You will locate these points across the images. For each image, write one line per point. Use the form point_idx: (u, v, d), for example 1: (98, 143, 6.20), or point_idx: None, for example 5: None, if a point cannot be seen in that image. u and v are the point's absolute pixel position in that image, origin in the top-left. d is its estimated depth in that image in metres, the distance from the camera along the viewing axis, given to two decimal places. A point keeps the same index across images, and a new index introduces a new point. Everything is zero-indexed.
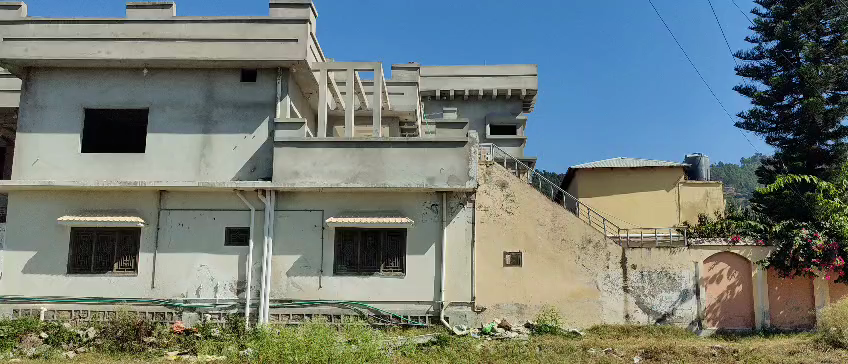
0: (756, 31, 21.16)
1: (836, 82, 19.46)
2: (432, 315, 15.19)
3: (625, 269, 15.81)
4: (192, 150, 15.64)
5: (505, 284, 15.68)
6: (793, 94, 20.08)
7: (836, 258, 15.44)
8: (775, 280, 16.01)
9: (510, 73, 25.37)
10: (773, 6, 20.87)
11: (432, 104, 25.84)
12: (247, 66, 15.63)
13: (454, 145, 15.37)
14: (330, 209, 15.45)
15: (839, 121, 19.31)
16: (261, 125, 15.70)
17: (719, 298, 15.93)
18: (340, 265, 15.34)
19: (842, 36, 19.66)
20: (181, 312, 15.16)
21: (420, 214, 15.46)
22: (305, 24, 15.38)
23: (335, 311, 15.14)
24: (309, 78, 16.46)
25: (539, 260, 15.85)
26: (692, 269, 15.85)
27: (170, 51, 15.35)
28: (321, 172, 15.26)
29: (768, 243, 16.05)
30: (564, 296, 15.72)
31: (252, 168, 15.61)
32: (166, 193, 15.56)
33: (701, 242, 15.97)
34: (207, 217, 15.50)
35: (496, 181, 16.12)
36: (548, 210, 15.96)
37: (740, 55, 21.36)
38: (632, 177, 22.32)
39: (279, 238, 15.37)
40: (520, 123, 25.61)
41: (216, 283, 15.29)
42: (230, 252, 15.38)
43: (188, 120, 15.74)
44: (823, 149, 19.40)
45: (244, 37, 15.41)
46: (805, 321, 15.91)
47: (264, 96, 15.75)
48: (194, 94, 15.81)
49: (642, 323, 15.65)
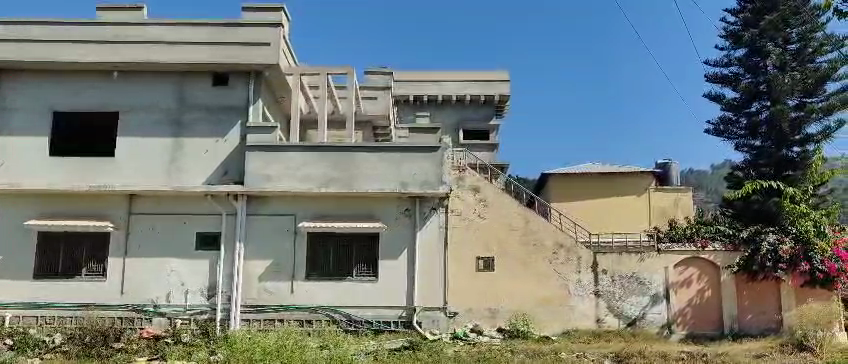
0: (724, 39, 21.47)
1: (802, 90, 19.79)
2: (404, 320, 15.16)
3: (596, 274, 15.94)
4: (164, 154, 15.49)
5: (477, 288, 15.73)
6: (761, 102, 20.39)
7: (802, 263, 15.81)
8: (742, 284, 16.19)
9: (483, 79, 25.51)
10: (741, 14, 21.24)
11: (404, 108, 25.83)
12: (219, 70, 15.53)
13: (426, 151, 15.42)
14: (303, 213, 15.37)
15: (804, 129, 19.73)
16: (232, 129, 15.59)
17: (689, 303, 16.09)
18: (312, 270, 15.27)
19: (807, 45, 19.98)
20: (151, 318, 15.00)
21: (393, 219, 15.42)
22: (278, 28, 15.32)
23: (307, 317, 15.06)
24: (282, 82, 16.38)
25: (511, 265, 15.91)
26: (662, 273, 16.10)
27: (142, 54, 15.20)
28: (293, 176, 15.21)
29: (737, 248, 16.25)
30: (536, 301, 15.79)
31: (224, 173, 15.51)
32: (137, 197, 15.38)
33: (670, 248, 16.20)
34: (178, 221, 15.35)
35: (469, 186, 16.19)
36: (520, 215, 16.04)
37: (710, 62, 21.62)
38: (604, 182, 22.52)
39: (251, 243, 15.26)
40: (492, 129, 25.71)
41: (187, 288, 15.13)
42: (201, 256, 15.24)
43: (160, 123, 15.60)
44: (790, 155, 19.70)
45: (217, 41, 15.31)
46: (771, 325, 16.08)
47: (237, 99, 15.65)
48: (165, 97, 15.66)
49: (613, 327, 15.77)
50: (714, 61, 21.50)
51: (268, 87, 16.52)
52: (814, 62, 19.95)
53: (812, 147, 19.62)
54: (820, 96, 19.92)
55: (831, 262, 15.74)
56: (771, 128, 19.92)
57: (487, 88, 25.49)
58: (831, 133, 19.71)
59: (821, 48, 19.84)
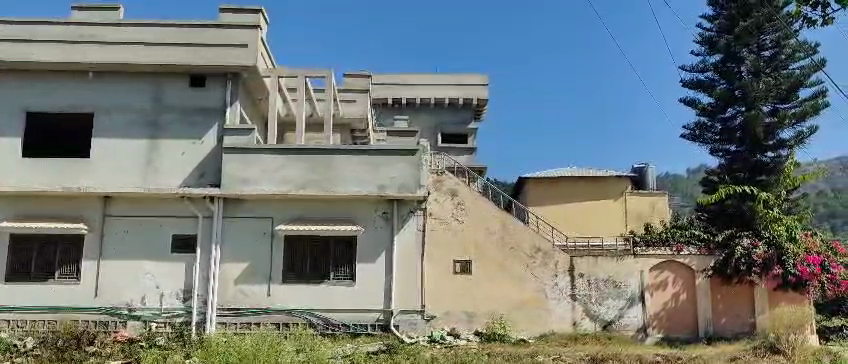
0: (700, 45, 21.72)
1: (776, 97, 20.16)
2: (381, 323, 15.15)
3: (572, 277, 16.02)
4: (140, 155, 15.35)
5: (454, 291, 15.77)
6: (736, 107, 20.56)
7: (775, 267, 16.02)
8: (717, 288, 16.40)
9: (461, 82, 25.57)
10: (716, 20, 21.48)
11: (382, 112, 25.72)
12: (195, 71, 15.42)
13: (404, 153, 15.42)
14: (280, 216, 15.30)
15: (778, 134, 20.02)
16: (209, 131, 15.48)
17: (664, 306, 16.25)
18: (289, 273, 15.21)
19: (781, 52, 20.32)
20: (126, 321, 14.87)
21: (371, 222, 15.40)
22: (255, 29, 15.28)
23: (284, 320, 15.00)
24: (260, 84, 16.31)
25: (488, 268, 15.95)
26: (638, 276, 16.20)
27: (116, 55, 15.07)
28: (270, 178, 15.15)
29: (711, 252, 16.43)
30: (513, 305, 15.83)
31: (200, 175, 15.39)
32: (112, 199, 15.24)
33: (646, 251, 16.34)
34: (154, 223, 15.22)
35: (447, 189, 16.22)
36: (498, 218, 16.09)
37: (685, 67, 21.82)
38: (581, 186, 22.66)
39: (227, 245, 15.17)
40: (470, 132, 25.75)
41: (162, 291, 15.00)
42: (176, 259, 15.12)
43: (135, 125, 15.46)
44: (764, 160, 19.90)
45: (193, 42, 15.23)
46: (745, 328, 16.28)
47: (214, 101, 15.55)
48: (141, 98, 15.52)
49: (589, 330, 15.87)
50: (690, 66, 21.71)
51: (245, 89, 16.43)
52: (788, 68, 20.33)
53: (785, 152, 19.91)
54: (793, 102, 20.24)
55: (803, 266, 15.93)
56: (746, 134, 20.12)
57: (465, 91, 25.54)
58: (803, 139, 20.02)
59: (794, 54, 20.22)
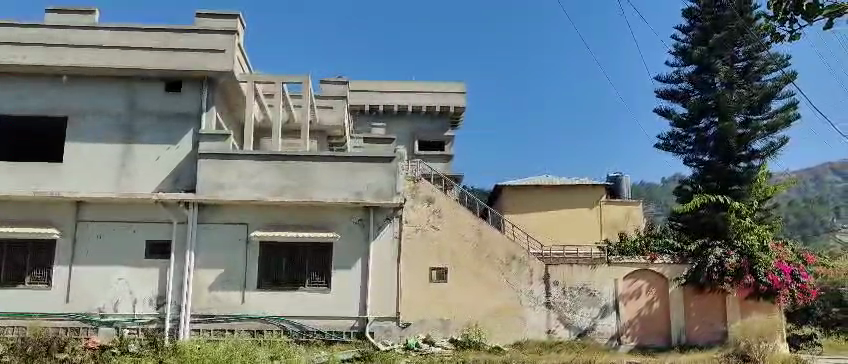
0: (675, 56, 22.03)
1: (748, 107, 20.40)
2: (357, 330, 15.12)
3: (548, 284, 16.11)
4: (114, 160, 15.21)
5: (431, 299, 15.77)
6: (709, 117, 20.84)
7: (747, 276, 16.28)
8: (690, 297, 16.56)
9: (439, 90, 25.65)
10: (691, 32, 21.88)
11: (360, 118, 25.73)
12: (171, 76, 15.32)
13: (380, 161, 15.44)
14: (255, 222, 15.24)
15: (750, 145, 20.28)
16: (184, 136, 15.39)
17: (637, 314, 16.39)
18: (264, 280, 15.14)
19: (753, 64, 20.60)
20: (98, 328, 14.71)
21: (347, 229, 15.38)
22: (232, 35, 15.24)
23: (258, 327, 14.92)
24: (236, 89, 16.25)
25: (464, 275, 15.99)
26: (611, 285, 16.35)
27: (91, 58, 14.93)
28: (246, 184, 15.08)
29: (685, 260, 16.66)
30: (489, 312, 15.88)
31: (175, 180, 15.29)
32: (86, 204, 15.08)
33: (621, 260, 16.48)
34: (127, 229, 15.08)
35: (424, 197, 16.24)
36: (474, 226, 16.13)
37: (660, 77, 22.06)
38: (557, 194, 22.78)
39: (202, 252, 15.06)
40: (447, 140, 25.83)
41: (135, 298, 14.86)
42: (150, 265, 14.99)
43: (110, 129, 15.32)
44: (736, 171, 20.02)
45: (169, 47, 15.15)
46: (717, 336, 16.47)
47: (189, 106, 15.46)
48: (115, 103, 15.38)
49: (564, 338, 15.95)
50: (665, 77, 21.97)
51: (222, 95, 16.35)
52: (760, 80, 20.60)
53: (757, 163, 20.22)
54: (765, 114, 20.51)
55: (774, 275, 16.24)
56: (719, 144, 20.28)
57: (442, 99, 25.62)
58: (775, 150, 20.30)
59: (766, 66, 20.51)
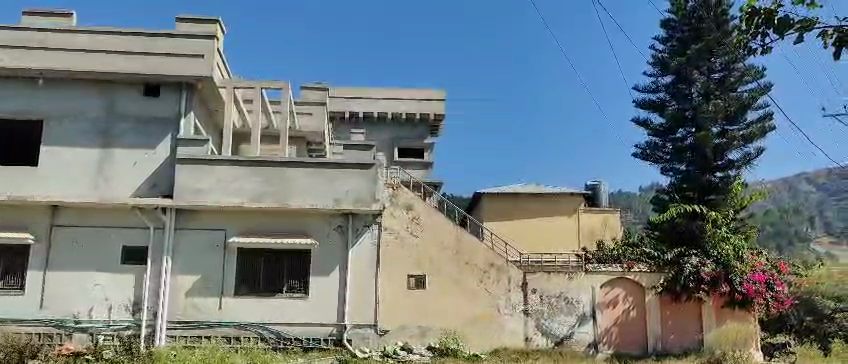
0: (653, 66, 22.34)
1: (725, 118, 20.62)
2: (334, 337, 15.07)
3: (526, 292, 16.17)
4: (90, 164, 15.07)
5: (408, 306, 15.75)
6: (687, 128, 21.13)
7: (722, 285, 16.48)
8: (666, 305, 16.73)
9: (419, 98, 25.73)
10: (669, 42, 22.25)
11: (340, 125, 25.69)
12: (149, 80, 15.23)
13: (360, 167, 15.42)
14: (233, 228, 15.16)
15: (727, 155, 20.56)
16: (162, 141, 15.30)
17: (615, 322, 16.50)
18: (241, 286, 15.06)
19: (730, 75, 20.81)
20: (71, 333, 14.53)
21: (326, 236, 15.36)
22: (212, 40, 15.19)
23: (235, 333, 14.83)
24: (215, 94, 16.18)
25: (442, 282, 15.99)
26: (589, 292, 16.44)
27: (68, 61, 14.81)
28: (224, 190, 14.99)
29: (661, 269, 16.82)
30: (468, 319, 15.89)
31: (152, 185, 15.18)
32: (61, 208, 14.94)
33: (598, 268, 16.60)
34: (103, 234, 14.96)
35: (402, 203, 16.23)
36: (453, 233, 16.17)
37: (638, 87, 22.28)
38: (536, 203, 22.90)
39: (179, 257, 14.97)
40: (427, 147, 25.89)
41: (111, 303, 14.72)
42: (126, 271, 14.87)
43: (86, 133, 15.18)
44: (713, 180, 20.30)
45: (148, 51, 15.05)
46: (693, 345, 16.63)
47: (168, 111, 15.39)
48: (93, 106, 15.25)
49: (541, 346, 15.99)
50: (643, 86, 22.18)
51: (200, 99, 16.26)
52: (737, 91, 20.80)
53: (733, 172, 20.43)
54: (741, 125, 20.76)
55: (749, 284, 16.42)
56: (696, 153, 20.46)
57: (422, 106, 25.67)
58: (751, 160, 20.57)
59: (742, 78, 20.75)
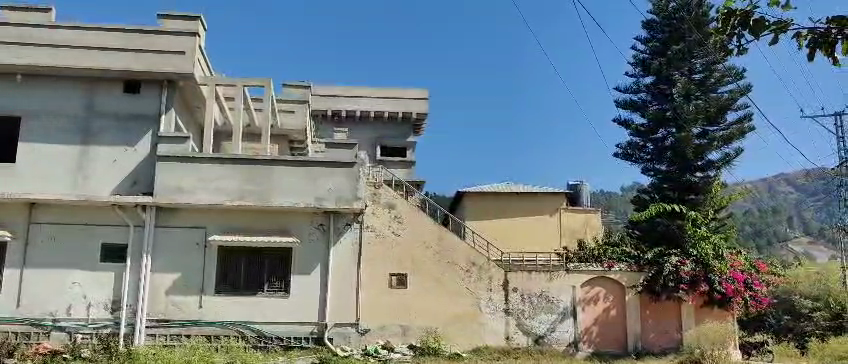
0: (634, 67, 22.44)
1: (705, 119, 20.88)
2: (315, 336, 15.03)
3: (507, 291, 16.21)
4: (69, 162, 14.93)
5: (390, 305, 15.75)
6: (667, 128, 21.22)
7: (702, 284, 16.57)
8: (646, 304, 16.86)
9: (402, 97, 25.73)
10: (650, 43, 22.27)
11: (322, 124, 25.59)
12: (130, 77, 15.10)
13: (342, 166, 15.39)
14: (214, 227, 15.09)
15: (707, 155, 20.64)
16: (142, 138, 15.18)
17: (595, 321, 16.58)
18: (221, 285, 14.98)
19: (710, 76, 21.18)
20: (49, 332, 14.39)
21: (307, 235, 15.32)
22: (194, 36, 15.09)
23: (215, 332, 14.75)
24: (196, 92, 16.08)
25: (424, 281, 16.01)
26: (570, 292, 16.51)
27: (48, 57, 14.62)
28: (206, 188, 14.90)
29: (641, 269, 16.91)
30: (449, 318, 15.91)
31: (132, 183, 15.07)
32: (39, 206, 14.79)
33: (579, 267, 16.67)
34: (82, 231, 14.83)
35: (384, 202, 16.24)
36: (435, 232, 16.18)
37: (619, 88, 22.42)
38: (518, 202, 22.96)
39: (159, 256, 14.87)
40: (409, 146, 25.88)
41: (90, 302, 14.60)
42: (105, 269, 14.74)
43: (65, 130, 15.03)
44: (693, 180, 20.35)
45: (129, 47, 14.91)
46: (672, 344, 16.77)
47: (148, 108, 15.27)
48: (72, 103, 15.11)
49: (522, 344, 16.04)
50: (624, 87, 22.29)
51: (181, 96, 16.15)
52: (717, 91, 21.20)
53: (713, 173, 20.59)
54: (720, 125, 21.07)
55: (728, 284, 16.59)
56: (676, 154, 20.63)
57: (405, 105, 25.69)
58: (730, 160, 20.73)
59: (722, 78, 21.12)
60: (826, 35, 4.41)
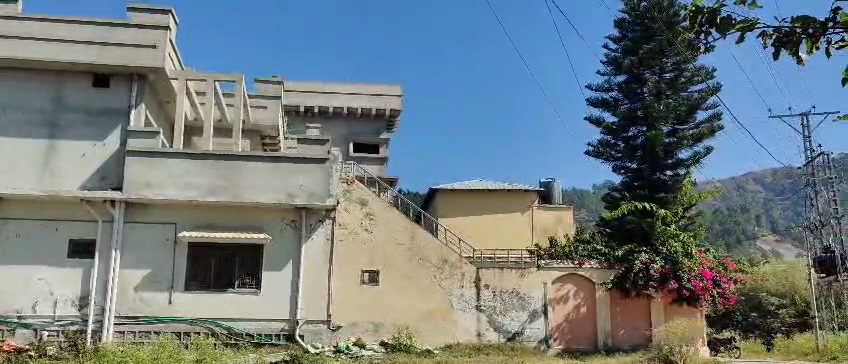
0: (606, 65, 22.61)
1: (676, 118, 21.07)
2: (287, 333, 14.92)
3: (478, 288, 16.28)
4: (35, 156, 14.69)
5: (362, 301, 15.76)
6: (638, 127, 21.56)
7: (671, 282, 16.69)
8: (616, 301, 17.06)
9: (375, 93, 25.70)
10: (622, 42, 22.46)
11: (294, 119, 25.35)
12: (99, 71, 14.89)
13: (314, 162, 15.30)
14: (184, 223, 14.96)
15: (676, 154, 20.95)
16: (112, 133, 14.98)
17: (565, 317, 16.70)
18: (191, 281, 14.83)
19: (681, 75, 21.43)
20: (14, 329, 14.19)
21: (279, 231, 15.22)
22: (165, 30, 14.89)
23: (185, 329, 14.63)
24: (167, 86, 15.89)
25: (395, 277, 16.02)
26: (541, 289, 16.61)
27: (15, 49, 14.36)
28: (176, 184, 14.72)
29: (612, 266, 17.15)
30: (421, 314, 15.94)
31: (101, 178, 14.85)
32: (4, 201, 14.57)
33: (550, 264, 16.79)
34: (49, 227, 14.61)
35: (356, 199, 16.22)
36: (407, 229, 16.21)
37: (592, 86, 22.57)
38: (490, 199, 23.04)
39: (128, 252, 14.70)
40: (383, 143, 25.86)
41: (56, 298, 14.38)
42: (73, 265, 14.53)
43: (33, 124, 14.79)
44: (663, 178, 20.69)
45: (98, 40, 14.68)
46: (641, 340, 16.97)
47: (117, 102, 15.06)
48: (39, 97, 14.86)
49: (493, 341, 16.09)
50: (596, 86, 22.45)
51: (151, 91, 15.95)
52: (687, 91, 21.42)
53: (683, 170, 20.87)
54: (690, 124, 21.28)
55: (697, 281, 16.70)
56: (647, 152, 20.82)
57: (378, 102, 25.67)
58: (700, 158, 20.99)
59: (692, 78, 21.37)
60: (791, 34, 4.26)
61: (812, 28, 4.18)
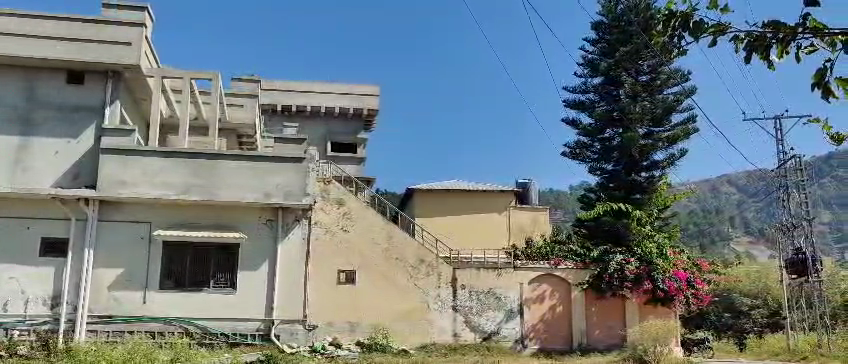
0: (583, 67, 22.78)
1: (651, 120, 21.31)
2: (262, 333, 14.83)
3: (455, 288, 16.31)
4: (7, 153, 14.49)
5: (339, 301, 15.73)
6: (614, 128, 21.80)
7: (646, 283, 16.92)
8: (591, 301, 17.16)
9: (353, 93, 25.65)
10: (599, 44, 22.67)
11: (271, 118, 25.22)
12: (74, 67, 14.70)
13: (291, 162, 15.24)
14: (159, 222, 14.85)
15: (651, 156, 21.11)
16: (86, 131, 14.82)
17: (541, 317, 16.77)
18: (166, 280, 14.72)
19: (657, 77, 21.68)
20: None
21: (255, 230, 15.14)
22: (141, 27, 14.73)
23: (159, 329, 14.50)
24: (142, 83, 15.73)
25: (372, 276, 16.02)
26: (517, 289, 16.67)
27: None
28: (151, 182, 14.59)
29: (587, 266, 17.27)
30: (397, 314, 15.94)
31: (75, 176, 14.73)
32: None
33: (526, 264, 16.86)
34: (21, 225, 14.42)
35: (334, 198, 16.20)
36: (383, 229, 16.21)
37: (568, 87, 22.68)
38: (467, 199, 23.10)
39: (102, 250, 14.55)
40: (361, 142, 25.83)
41: (28, 297, 14.20)
42: (45, 264, 14.35)
43: (5, 120, 14.59)
44: (638, 179, 20.90)
45: (73, 36, 14.49)
46: (616, 340, 17.10)
47: (91, 99, 14.88)
48: (12, 93, 14.66)
49: (470, 341, 16.15)
50: (573, 87, 22.59)
51: (127, 88, 15.79)
52: (662, 93, 21.71)
53: (658, 172, 21.03)
54: (666, 126, 21.45)
55: (671, 281, 16.93)
56: (623, 154, 20.97)
57: (356, 101, 25.63)
58: (675, 160, 21.19)
59: (668, 80, 21.62)
60: (761, 38, 4.30)
61: (781, 33, 4.23)
